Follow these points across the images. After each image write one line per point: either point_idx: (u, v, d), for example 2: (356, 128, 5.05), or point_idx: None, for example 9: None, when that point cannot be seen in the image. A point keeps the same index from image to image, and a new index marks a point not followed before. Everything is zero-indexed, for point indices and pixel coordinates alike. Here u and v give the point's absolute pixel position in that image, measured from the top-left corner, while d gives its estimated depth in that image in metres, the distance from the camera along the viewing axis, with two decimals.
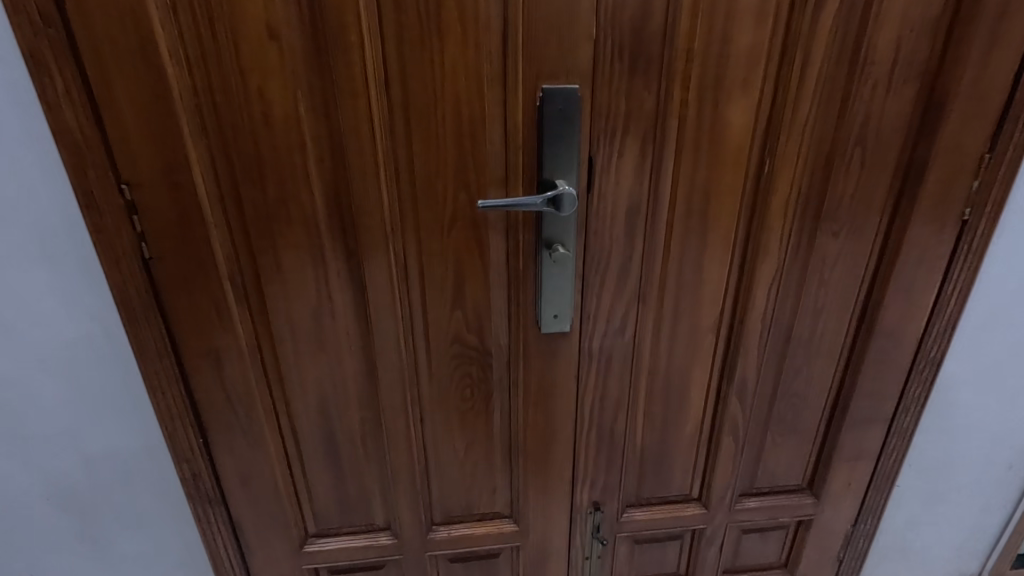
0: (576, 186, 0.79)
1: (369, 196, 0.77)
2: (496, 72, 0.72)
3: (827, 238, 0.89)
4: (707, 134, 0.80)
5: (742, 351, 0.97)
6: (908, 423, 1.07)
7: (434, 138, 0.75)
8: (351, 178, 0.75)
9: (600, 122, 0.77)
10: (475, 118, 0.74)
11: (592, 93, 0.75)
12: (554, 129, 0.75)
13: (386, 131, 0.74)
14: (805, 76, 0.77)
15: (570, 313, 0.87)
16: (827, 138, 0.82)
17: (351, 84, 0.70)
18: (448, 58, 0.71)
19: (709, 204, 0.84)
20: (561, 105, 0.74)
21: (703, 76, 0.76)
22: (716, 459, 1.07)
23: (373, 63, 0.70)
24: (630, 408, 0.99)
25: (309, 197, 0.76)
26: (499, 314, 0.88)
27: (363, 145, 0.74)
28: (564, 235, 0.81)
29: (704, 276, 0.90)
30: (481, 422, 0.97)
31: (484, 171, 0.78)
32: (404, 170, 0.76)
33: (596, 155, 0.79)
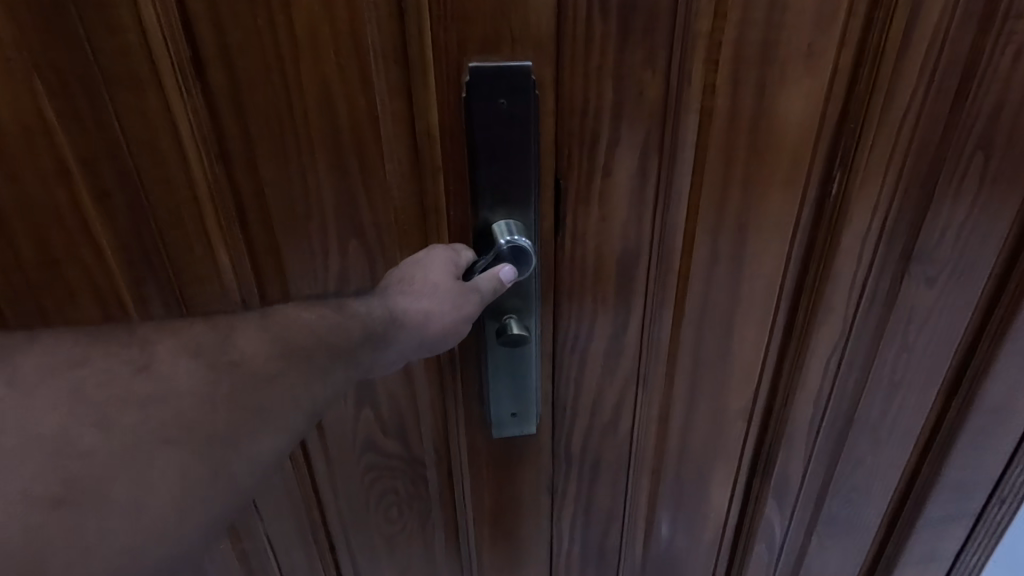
0: (534, 225, 0.51)
1: (197, 245, 0.51)
2: (378, 53, 0.45)
3: (918, 287, 0.60)
4: (747, 138, 0.50)
5: (784, 439, 0.68)
6: (1000, 519, 0.79)
7: (289, 161, 0.48)
8: (163, 220, 0.50)
9: (572, 125, 0.48)
10: (356, 122, 0.47)
11: (555, 76, 0.46)
12: (493, 135, 0.47)
13: (209, 153, 0.48)
14: (909, 40, 0.47)
15: (534, 408, 0.59)
16: (935, 138, 0.52)
17: (137, 74, 0.44)
18: (292, 34, 0.44)
19: (745, 243, 0.55)
20: (505, 100, 0.46)
21: (742, 42, 0.46)
22: (743, 568, 0.79)
23: (166, 43, 0.43)
24: (626, 516, 0.72)
25: (104, 252, 0.51)
26: (431, 409, 0.59)
27: (173, 170, 0.48)
28: (518, 301, 0.53)
29: (734, 344, 0.61)
30: (416, 544, 0.69)
31: (381, 208, 0.51)
32: (248, 208, 0.50)
33: (567, 176, 0.50)
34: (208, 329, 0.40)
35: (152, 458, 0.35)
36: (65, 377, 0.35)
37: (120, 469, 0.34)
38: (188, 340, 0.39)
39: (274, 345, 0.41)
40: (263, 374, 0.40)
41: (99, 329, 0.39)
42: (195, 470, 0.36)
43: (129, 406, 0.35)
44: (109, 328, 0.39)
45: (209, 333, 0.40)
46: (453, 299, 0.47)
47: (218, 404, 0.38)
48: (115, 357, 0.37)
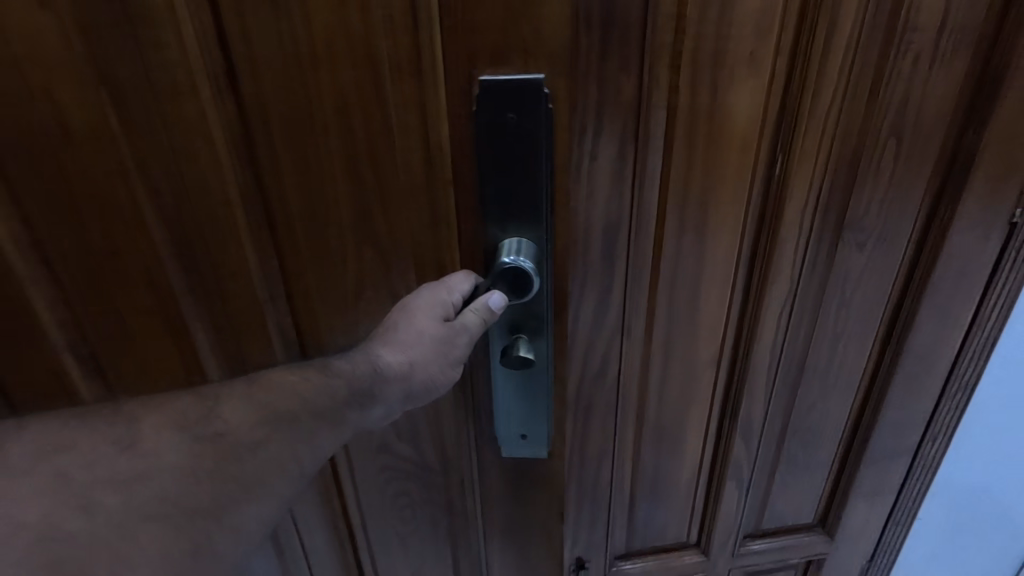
0: (541, 239, 0.61)
1: (228, 241, 0.63)
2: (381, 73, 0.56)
3: (851, 252, 0.72)
4: (706, 129, 0.62)
5: (748, 386, 0.80)
6: (934, 453, 0.92)
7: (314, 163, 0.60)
8: (201, 220, 0.62)
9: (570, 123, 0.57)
10: (371, 140, 0.59)
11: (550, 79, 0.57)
12: (503, 141, 0.57)
13: (247, 158, 0.60)
14: (828, 50, 0.59)
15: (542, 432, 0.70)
16: (855, 128, 0.64)
17: (188, 104, 0.56)
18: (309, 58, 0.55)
19: (707, 215, 0.67)
20: (513, 114, 0.56)
21: (697, 52, 0.58)
22: (718, 505, 0.92)
23: (210, 74, 0.55)
24: (615, 457, 0.84)
25: (164, 252, 0.63)
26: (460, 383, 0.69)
27: (209, 180, 0.59)
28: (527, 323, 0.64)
29: (702, 303, 0.73)
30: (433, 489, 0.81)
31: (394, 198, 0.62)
32: (279, 204, 0.62)
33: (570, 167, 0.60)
34: (194, 402, 0.54)
35: (136, 532, 0.47)
36: (54, 456, 0.48)
37: (100, 546, 0.46)
38: (171, 413, 0.53)
39: (258, 412, 0.54)
40: (247, 441, 0.53)
41: (93, 410, 0.52)
42: (174, 541, 0.48)
43: (105, 486, 0.48)
44: (101, 410, 0.52)
45: (194, 402, 0.54)
46: (433, 342, 0.60)
47: (199, 475, 0.51)
48: (98, 433, 0.50)
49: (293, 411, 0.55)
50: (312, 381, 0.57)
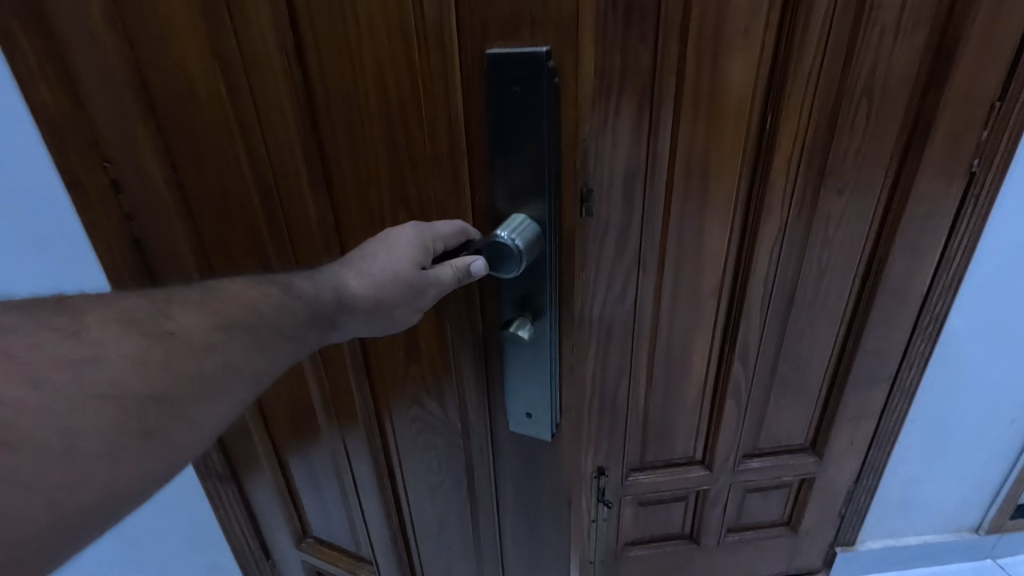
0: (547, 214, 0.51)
1: (247, 227, 0.65)
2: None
3: (831, 196, 0.86)
4: (708, 90, 0.77)
5: (746, 314, 0.95)
6: (912, 380, 1.06)
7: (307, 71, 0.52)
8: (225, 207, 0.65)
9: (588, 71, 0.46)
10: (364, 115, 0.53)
11: None
12: (510, 118, 0.48)
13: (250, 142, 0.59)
14: (808, 26, 0.73)
15: (549, 416, 0.61)
16: (832, 89, 0.78)
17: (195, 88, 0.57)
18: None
19: (710, 163, 0.82)
20: (517, 87, 0.46)
21: (702, 28, 0.73)
22: (720, 423, 1.07)
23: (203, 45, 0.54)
24: (633, 374, 1.00)
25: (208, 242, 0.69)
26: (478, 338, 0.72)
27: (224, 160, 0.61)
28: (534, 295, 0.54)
29: (706, 240, 0.88)
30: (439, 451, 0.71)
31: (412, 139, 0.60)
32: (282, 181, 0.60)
33: (588, 125, 0.48)
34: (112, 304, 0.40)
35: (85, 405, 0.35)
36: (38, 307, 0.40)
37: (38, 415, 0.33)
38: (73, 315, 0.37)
39: (208, 318, 0.42)
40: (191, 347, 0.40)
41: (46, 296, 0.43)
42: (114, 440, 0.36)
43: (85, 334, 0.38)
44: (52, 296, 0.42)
45: (139, 303, 0.41)
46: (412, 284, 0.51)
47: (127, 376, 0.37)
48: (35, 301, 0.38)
49: (253, 326, 0.44)
50: (271, 297, 0.46)
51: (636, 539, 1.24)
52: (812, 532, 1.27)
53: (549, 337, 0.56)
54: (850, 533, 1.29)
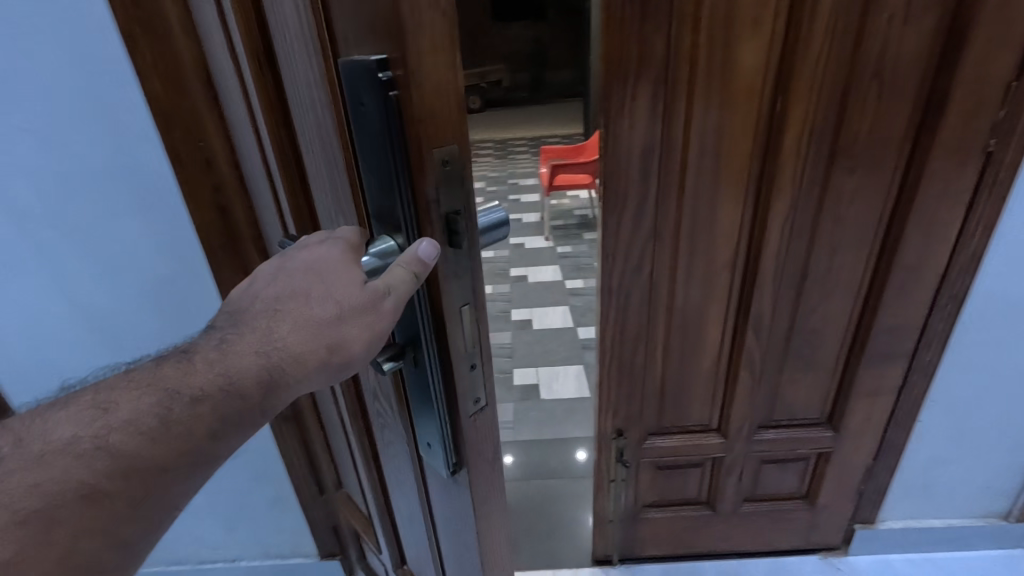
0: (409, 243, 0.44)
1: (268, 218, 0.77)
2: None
3: (843, 175, 0.91)
4: (720, 76, 0.83)
5: (759, 286, 1.01)
6: (929, 359, 1.09)
7: (265, 81, 0.58)
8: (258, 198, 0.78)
9: (436, 85, 0.38)
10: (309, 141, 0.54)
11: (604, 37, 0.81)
12: (365, 141, 0.42)
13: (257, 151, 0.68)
14: (816, 13, 0.79)
15: (444, 451, 0.52)
16: (841, 72, 0.83)
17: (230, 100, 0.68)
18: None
19: (722, 142, 0.88)
20: (363, 103, 0.40)
21: (713, 16, 0.79)
22: (734, 392, 1.13)
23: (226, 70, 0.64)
24: (649, 342, 1.08)
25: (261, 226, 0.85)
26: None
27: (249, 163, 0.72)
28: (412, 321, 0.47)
29: (719, 216, 0.95)
30: (396, 455, 0.67)
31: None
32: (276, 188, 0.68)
33: (445, 149, 0.41)
34: None
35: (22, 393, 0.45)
36: None
37: None
38: None
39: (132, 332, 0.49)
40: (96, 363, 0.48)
41: None
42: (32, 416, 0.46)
43: None
44: None
45: None
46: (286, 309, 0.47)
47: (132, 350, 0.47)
48: None
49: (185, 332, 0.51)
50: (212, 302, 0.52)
51: (654, 501, 1.32)
52: (829, 507, 1.31)
53: (426, 364, 0.48)
54: (868, 511, 1.32)
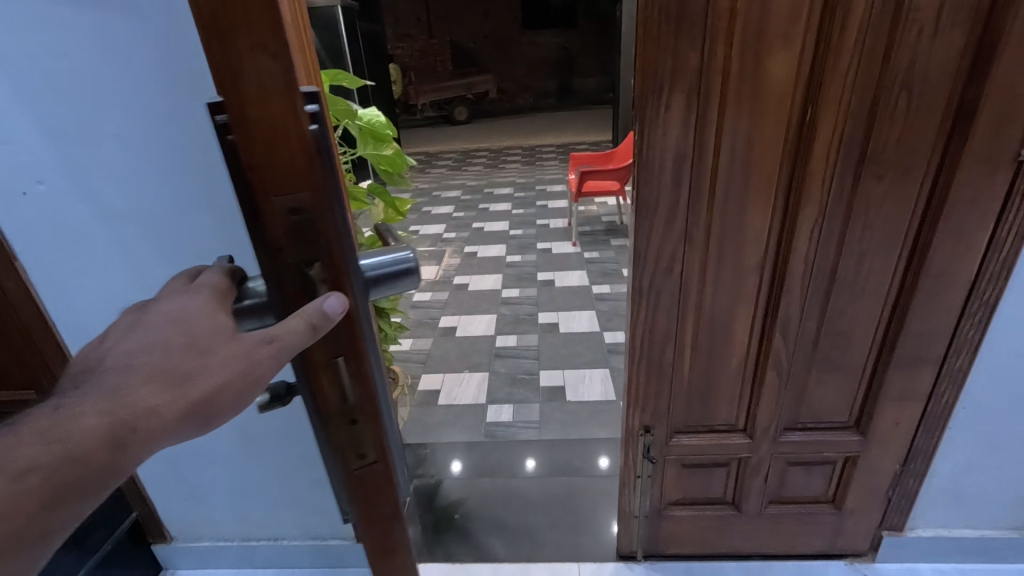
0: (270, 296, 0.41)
1: None
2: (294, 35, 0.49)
3: (871, 182, 0.94)
4: (752, 86, 0.88)
5: (786, 288, 1.04)
6: (960, 365, 1.10)
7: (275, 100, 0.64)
8: None
9: (268, 128, 0.35)
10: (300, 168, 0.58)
11: (644, 49, 0.86)
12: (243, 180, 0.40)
13: None
14: (845, 28, 0.83)
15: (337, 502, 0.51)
16: (870, 83, 0.87)
17: None
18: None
19: (751, 149, 0.93)
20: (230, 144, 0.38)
21: (745, 31, 0.84)
22: (762, 392, 1.16)
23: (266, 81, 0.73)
24: (678, 341, 1.12)
25: None
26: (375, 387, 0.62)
27: None
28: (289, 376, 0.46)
29: (748, 221, 0.99)
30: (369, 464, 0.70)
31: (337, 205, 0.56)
32: None
33: (288, 198, 0.37)
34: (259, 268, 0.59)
35: None
36: None
37: None
38: None
39: None
40: None
41: None
42: None
43: None
44: None
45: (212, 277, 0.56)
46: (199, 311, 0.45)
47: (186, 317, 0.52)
48: None
49: None
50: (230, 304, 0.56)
51: (678, 499, 1.35)
52: (856, 511, 1.32)
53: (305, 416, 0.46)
54: (896, 518, 1.32)
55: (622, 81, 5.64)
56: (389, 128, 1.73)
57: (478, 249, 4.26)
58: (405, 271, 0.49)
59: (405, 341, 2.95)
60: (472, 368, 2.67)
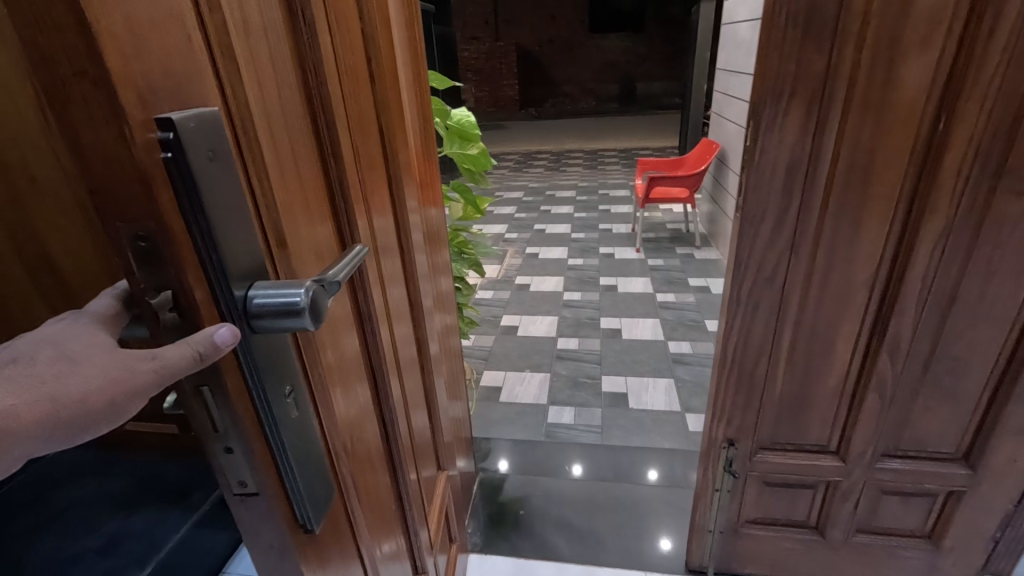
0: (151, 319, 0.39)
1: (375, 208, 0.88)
2: (259, 59, 0.51)
3: (1007, 198, 0.88)
4: (880, 94, 0.84)
5: (899, 305, 0.99)
6: None
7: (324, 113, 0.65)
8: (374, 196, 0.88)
9: (103, 157, 0.34)
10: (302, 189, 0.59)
11: (773, 51, 0.83)
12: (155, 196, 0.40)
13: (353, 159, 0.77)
14: (995, 34, 0.78)
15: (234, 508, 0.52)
16: (1017, 94, 0.81)
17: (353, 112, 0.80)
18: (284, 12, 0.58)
19: (873, 159, 0.89)
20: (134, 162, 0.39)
21: (879, 37, 0.80)
22: (861, 414, 1.11)
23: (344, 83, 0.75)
24: (773, 354, 1.08)
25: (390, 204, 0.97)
26: (327, 391, 0.61)
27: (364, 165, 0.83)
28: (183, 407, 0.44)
29: (862, 234, 0.95)
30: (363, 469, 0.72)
31: (296, 219, 0.57)
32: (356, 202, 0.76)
33: (128, 226, 0.36)
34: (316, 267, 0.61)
35: None
36: None
37: None
38: None
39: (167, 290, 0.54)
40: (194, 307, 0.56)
41: None
42: None
43: None
44: None
45: None
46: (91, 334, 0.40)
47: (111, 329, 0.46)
48: None
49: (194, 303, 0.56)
50: None
51: (757, 518, 1.31)
52: (956, 550, 1.23)
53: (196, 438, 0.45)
54: (1003, 562, 1.22)
55: (693, 87, 5.51)
56: (477, 128, 1.79)
57: (539, 251, 4.28)
58: (293, 315, 0.44)
59: (468, 336, 3.00)
60: (532, 368, 2.69)
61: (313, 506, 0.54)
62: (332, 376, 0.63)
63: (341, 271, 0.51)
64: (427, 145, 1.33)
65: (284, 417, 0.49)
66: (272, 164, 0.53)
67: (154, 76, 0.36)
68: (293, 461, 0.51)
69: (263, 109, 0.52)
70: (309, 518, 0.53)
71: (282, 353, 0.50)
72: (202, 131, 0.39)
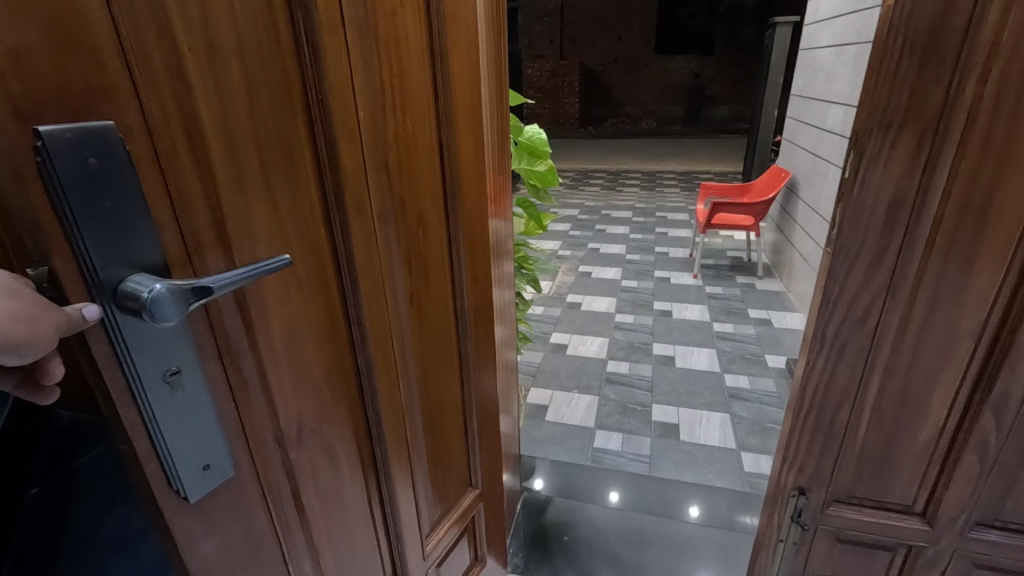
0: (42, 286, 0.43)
1: (410, 218, 0.88)
2: (228, 77, 0.53)
3: None
4: (1002, 130, 0.77)
5: (1011, 360, 0.89)
6: None
7: (322, 130, 0.66)
8: (413, 208, 0.89)
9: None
10: (268, 203, 0.59)
11: (880, 78, 0.79)
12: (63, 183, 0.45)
13: (376, 172, 0.77)
14: None
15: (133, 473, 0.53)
16: None
17: (392, 125, 0.80)
18: (285, 33, 0.59)
19: (993, 198, 0.81)
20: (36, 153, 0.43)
21: (1010, 68, 0.74)
22: (955, 474, 1.00)
23: (374, 97, 0.75)
24: (857, 401, 1.01)
25: (437, 216, 0.97)
26: (253, 375, 0.61)
27: (397, 177, 0.83)
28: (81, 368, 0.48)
29: (972, 278, 0.87)
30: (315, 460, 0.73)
31: (254, 219, 0.58)
32: (369, 214, 0.76)
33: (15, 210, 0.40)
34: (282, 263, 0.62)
35: None
36: None
37: None
38: None
39: None
40: None
41: None
42: None
43: None
44: None
45: None
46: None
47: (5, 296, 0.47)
48: None
49: None
50: None
51: None
52: None
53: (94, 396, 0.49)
54: None
55: (761, 115, 5.32)
56: (548, 145, 1.80)
57: (593, 270, 4.22)
58: (142, 311, 0.45)
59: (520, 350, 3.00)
60: (581, 390, 2.63)
61: (195, 478, 0.55)
62: (279, 370, 0.65)
63: (225, 281, 0.50)
64: (504, 158, 1.33)
65: (161, 396, 0.51)
66: (225, 171, 0.54)
67: (41, 94, 0.40)
68: (166, 433, 0.52)
69: (223, 122, 0.53)
70: (187, 486, 0.54)
71: (173, 341, 0.51)
72: (81, 140, 0.42)
